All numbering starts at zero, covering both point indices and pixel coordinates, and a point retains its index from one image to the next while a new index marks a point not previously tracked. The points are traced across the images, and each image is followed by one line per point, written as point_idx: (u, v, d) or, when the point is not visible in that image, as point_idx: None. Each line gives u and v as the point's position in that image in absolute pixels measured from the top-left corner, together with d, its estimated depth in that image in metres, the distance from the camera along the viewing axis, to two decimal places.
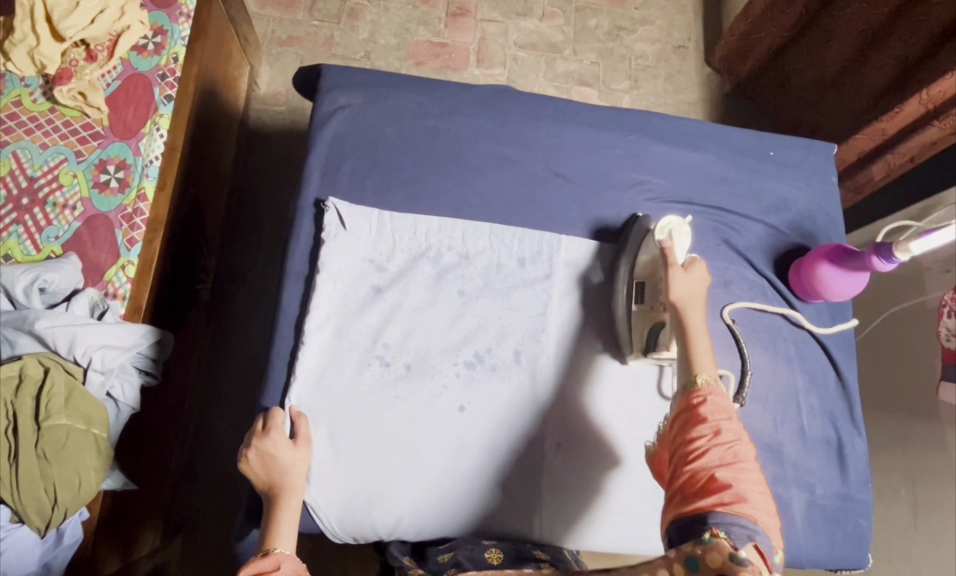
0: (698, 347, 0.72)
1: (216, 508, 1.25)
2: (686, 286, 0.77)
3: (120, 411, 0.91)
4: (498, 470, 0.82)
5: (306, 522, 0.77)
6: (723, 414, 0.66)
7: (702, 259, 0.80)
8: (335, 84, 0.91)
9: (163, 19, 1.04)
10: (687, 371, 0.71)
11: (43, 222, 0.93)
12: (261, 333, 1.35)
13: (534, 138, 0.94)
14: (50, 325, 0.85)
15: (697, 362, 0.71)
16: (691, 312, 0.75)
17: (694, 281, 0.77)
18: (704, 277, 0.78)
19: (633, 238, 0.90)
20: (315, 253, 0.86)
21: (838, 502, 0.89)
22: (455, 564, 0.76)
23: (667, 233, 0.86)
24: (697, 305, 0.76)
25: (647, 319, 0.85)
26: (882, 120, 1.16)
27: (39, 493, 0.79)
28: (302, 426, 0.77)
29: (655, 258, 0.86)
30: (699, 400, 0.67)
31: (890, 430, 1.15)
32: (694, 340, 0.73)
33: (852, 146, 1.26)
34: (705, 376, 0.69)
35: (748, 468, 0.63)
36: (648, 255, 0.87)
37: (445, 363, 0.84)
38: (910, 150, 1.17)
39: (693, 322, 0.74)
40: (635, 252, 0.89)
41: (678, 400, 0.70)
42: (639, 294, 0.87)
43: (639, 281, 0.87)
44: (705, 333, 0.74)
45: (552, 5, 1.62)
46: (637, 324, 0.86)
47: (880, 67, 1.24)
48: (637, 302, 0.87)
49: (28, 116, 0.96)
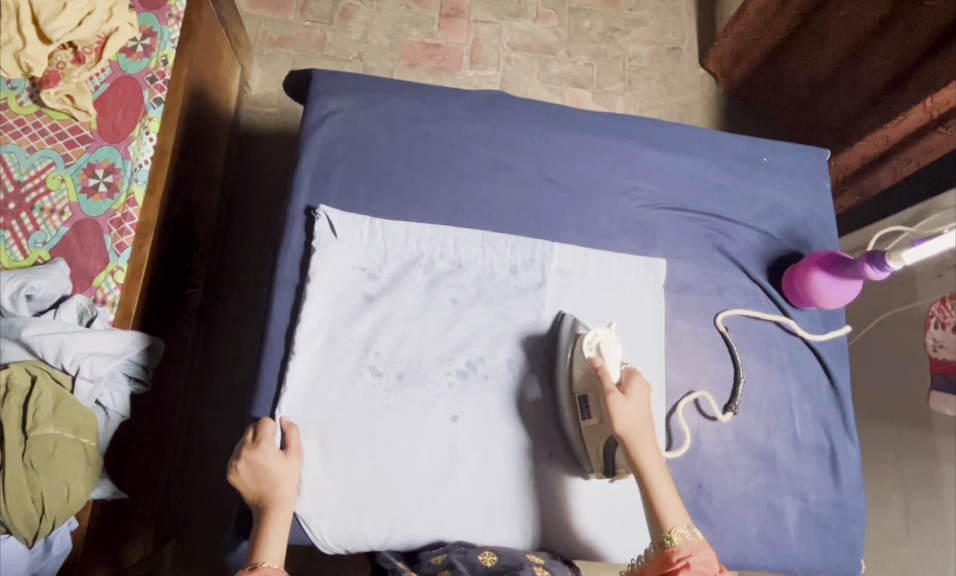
0: (662, 497, 0.73)
1: (208, 516, 1.24)
2: (631, 416, 0.76)
3: (109, 419, 0.91)
4: (491, 480, 0.82)
5: (296, 533, 0.77)
6: (705, 573, 0.67)
7: (639, 374, 0.80)
8: (325, 89, 0.90)
9: (152, 21, 1.02)
10: (660, 528, 0.71)
11: (30, 227, 0.92)
12: (253, 337, 1.34)
13: (528, 144, 0.94)
14: (37, 333, 0.85)
15: (667, 516, 0.71)
16: (640, 448, 0.75)
17: (636, 405, 0.76)
18: (643, 393, 0.78)
19: (564, 344, 0.84)
20: (306, 260, 0.85)
21: (831, 509, 0.89)
22: (448, 566, 0.72)
23: (596, 348, 0.81)
24: (644, 436, 0.75)
25: (599, 436, 0.80)
26: (887, 127, 1.17)
27: (25, 504, 0.78)
28: (293, 437, 0.76)
29: (590, 372, 0.80)
30: (679, 564, 0.67)
31: (882, 434, 1.15)
32: (656, 490, 0.73)
33: (855, 153, 1.27)
34: (678, 533, 0.70)
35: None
36: (581, 370, 0.81)
37: (437, 372, 0.83)
38: (916, 155, 1.17)
39: (648, 463, 0.74)
40: (568, 364, 0.83)
41: (655, 560, 0.69)
42: (583, 409, 0.81)
43: (580, 395, 0.81)
44: (660, 473, 0.74)
45: (546, 6, 1.61)
46: (589, 445, 0.81)
47: (874, 68, 1.25)
48: (582, 417, 0.81)
49: (14, 119, 0.94)
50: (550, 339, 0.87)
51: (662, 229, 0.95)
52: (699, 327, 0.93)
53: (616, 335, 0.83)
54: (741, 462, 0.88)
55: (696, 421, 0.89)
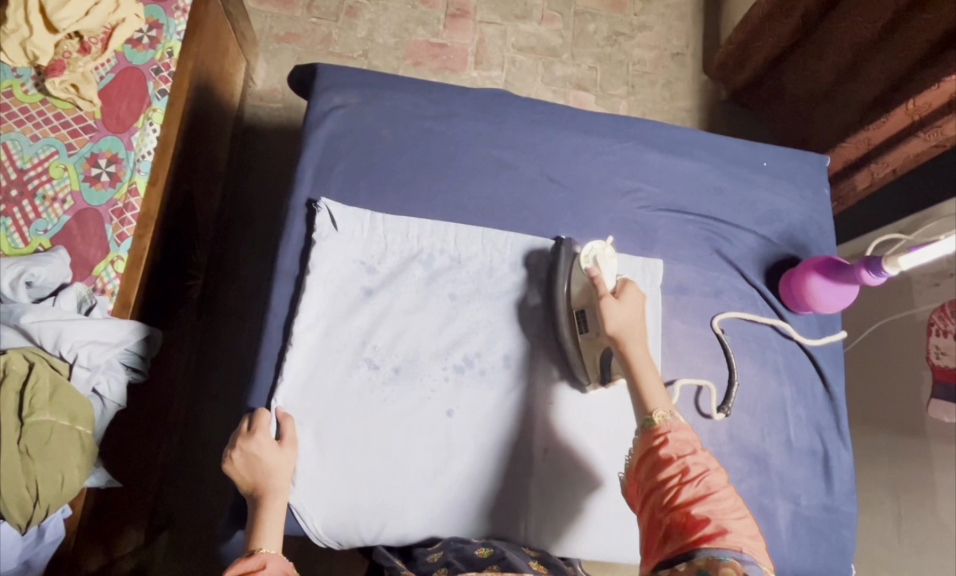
0: (649, 381, 0.72)
1: (201, 507, 1.24)
2: (623, 315, 0.76)
3: (106, 408, 0.91)
4: (484, 479, 0.82)
5: (290, 525, 0.77)
6: (688, 448, 0.66)
7: (634, 283, 0.81)
8: (330, 84, 0.90)
9: (159, 13, 1.03)
10: (643, 410, 0.70)
11: (31, 215, 0.92)
12: (252, 330, 1.34)
13: (530, 143, 0.94)
14: (36, 320, 0.85)
15: (650, 400, 0.70)
16: (631, 342, 0.75)
17: (629, 308, 0.77)
18: (637, 300, 0.79)
19: (563, 263, 0.87)
20: (307, 253, 0.85)
21: (822, 513, 0.89)
22: (446, 563, 0.71)
23: (593, 261, 0.84)
24: (635, 333, 0.76)
25: (595, 347, 0.83)
26: (869, 129, 1.17)
27: (20, 492, 0.78)
28: (288, 428, 0.76)
29: (588, 285, 0.84)
30: (660, 440, 0.66)
31: (876, 441, 1.15)
32: (643, 375, 0.72)
33: (838, 155, 1.27)
34: (660, 413, 0.68)
35: (721, 497, 0.62)
36: (579, 286, 0.85)
37: (433, 366, 0.84)
38: (893, 160, 1.17)
39: (635, 354, 0.74)
40: (567, 282, 0.87)
41: (641, 442, 0.68)
42: (581, 323, 0.84)
43: (578, 309, 0.85)
44: (647, 361, 0.74)
45: (551, 8, 1.62)
46: (585, 355, 0.84)
47: (870, 81, 1.26)
48: (580, 332, 0.84)
49: (18, 107, 0.95)
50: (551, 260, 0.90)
51: (662, 231, 0.96)
52: (696, 329, 0.93)
53: (612, 250, 0.86)
54: (735, 464, 0.89)
55: (691, 422, 0.89)
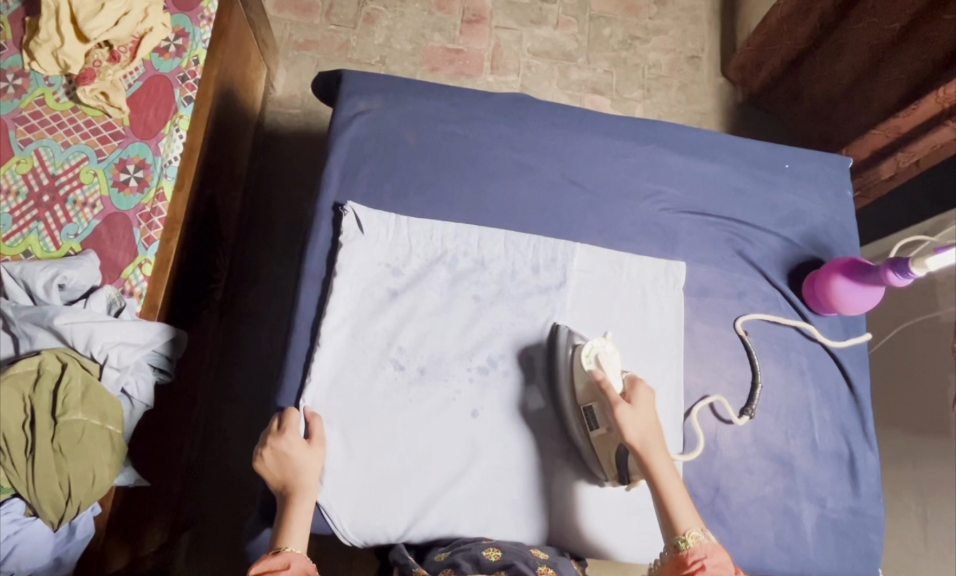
0: (676, 501, 0.72)
1: (225, 506, 1.26)
2: (639, 424, 0.76)
3: (134, 408, 0.92)
4: (505, 476, 0.83)
5: (317, 523, 0.78)
6: (723, 573, 0.66)
7: (643, 381, 0.81)
8: (355, 89, 0.92)
9: (185, 22, 1.05)
10: (673, 530, 0.70)
11: (63, 219, 0.94)
12: (274, 331, 1.36)
13: (551, 145, 0.95)
14: (69, 321, 0.87)
15: (679, 519, 0.71)
16: (654, 454, 0.75)
17: (641, 412, 0.77)
18: (649, 399, 0.79)
19: (563, 358, 0.85)
20: (333, 256, 0.87)
21: (849, 517, 0.89)
22: (451, 564, 0.72)
23: (595, 360, 0.82)
24: (656, 441, 0.76)
25: (609, 444, 0.80)
26: (899, 116, 1.14)
27: (54, 489, 0.81)
28: (316, 427, 0.77)
29: (593, 384, 0.81)
30: (695, 565, 0.66)
31: (902, 445, 1.14)
32: (668, 492, 0.73)
33: (865, 143, 1.25)
34: (692, 536, 0.69)
35: None
36: (582, 383, 0.82)
37: (459, 368, 0.85)
38: (919, 150, 1.15)
39: (658, 466, 0.75)
40: (569, 381, 0.84)
41: (671, 565, 0.68)
42: (590, 420, 0.81)
43: (584, 406, 0.82)
44: (670, 474, 0.74)
45: (567, 13, 1.63)
46: (599, 453, 0.81)
47: (891, 82, 1.25)
48: (590, 429, 0.82)
49: (50, 114, 0.97)
50: (549, 349, 0.87)
51: (683, 233, 0.96)
52: (719, 330, 0.93)
53: (612, 345, 0.84)
54: (760, 466, 0.88)
55: (714, 424, 0.89)
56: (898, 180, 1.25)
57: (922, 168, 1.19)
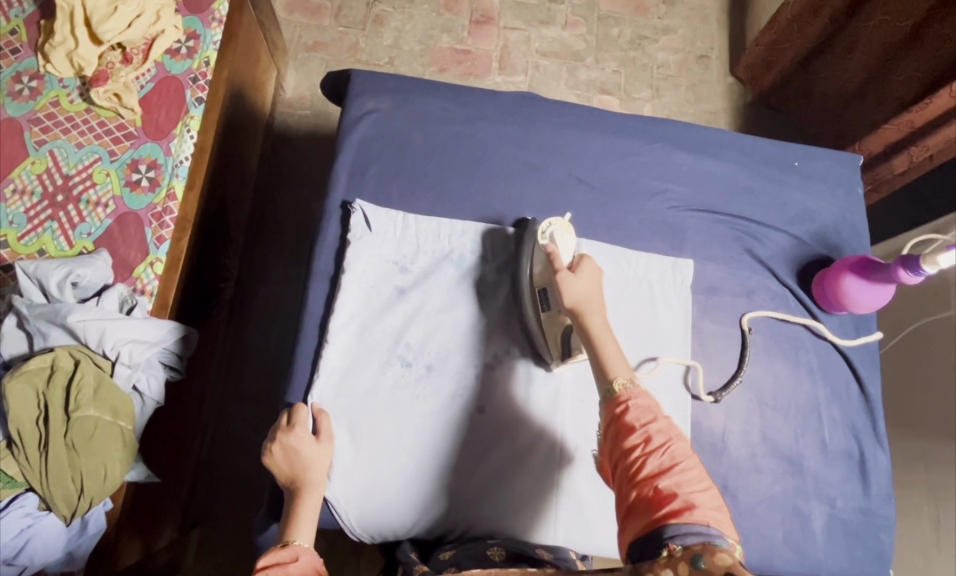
0: (607, 349, 0.71)
1: (235, 502, 1.27)
2: (579, 289, 0.76)
3: (145, 405, 0.93)
4: (511, 475, 0.82)
5: (325, 519, 0.78)
6: (649, 413, 0.65)
7: (591, 258, 0.82)
8: (363, 89, 0.93)
9: (196, 24, 1.07)
10: (604, 377, 0.69)
11: (76, 219, 0.96)
12: (283, 329, 1.37)
13: (558, 144, 0.95)
14: (81, 319, 0.88)
15: (610, 367, 0.69)
16: (590, 314, 0.74)
17: (585, 281, 0.77)
18: (594, 274, 0.79)
19: (522, 242, 0.88)
20: (341, 254, 0.87)
21: (859, 517, 0.88)
22: (455, 564, 0.73)
23: (550, 237, 0.86)
24: (594, 305, 0.75)
25: (557, 324, 0.82)
26: (912, 110, 1.14)
27: (66, 484, 0.82)
28: (324, 423, 0.78)
29: (547, 263, 0.83)
30: (622, 407, 0.66)
31: (914, 447, 1.13)
32: (602, 344, 0.71)
33: (879, 136, 1.23)
34: (620, 380, 0.67)
35: (686, 467, 0.61)
36: (540, 264, 0.84)
37: (465, 362, 0.85)
38: (933, 144, 1.14)
39: (594, 323, 0.73)
40: (528, 262, 0.86)
41: (604, 412, 0.67)
42: (543, 301, 0.83)
43: (540, 288, 0.84)
44: (606, 330, 0.73)
45: (575, 13, 1.63)
46: (547, 332, 0.83)
47: (904, 79, 1.23)
48: (542, 310, 0.83)
49: (64, 116, 0.99)
50: (512, 245, 0.89)
51: (691, 231, 0.96)
52: (727, 329, 0.93)
53: (569, 228, 0.87)
54: (768, 464, 0.88)
55: (722, 422, 0.89)
56: (911, 175, 1.23)
57: (935, 162, 1.17)
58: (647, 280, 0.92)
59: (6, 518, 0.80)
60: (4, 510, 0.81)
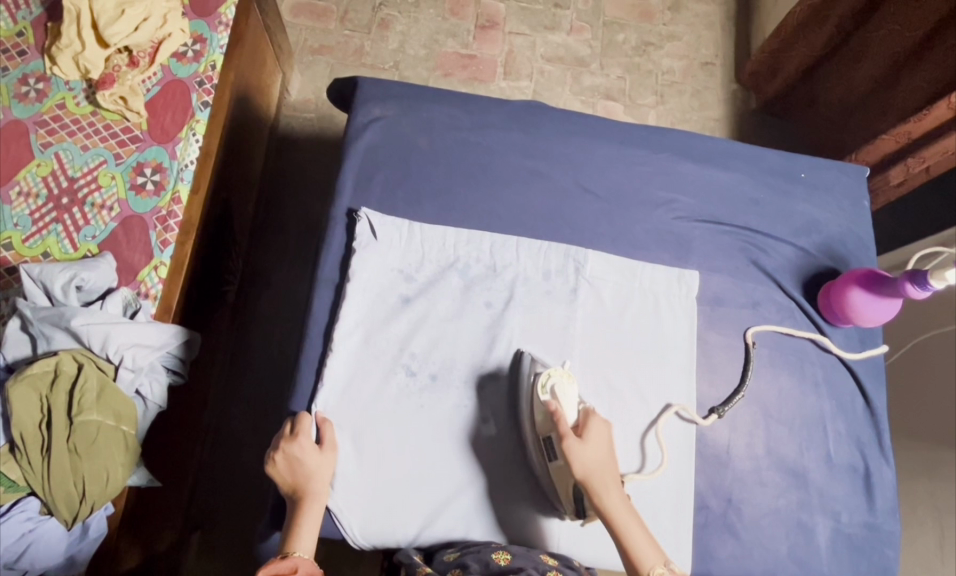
0: (632, 536, 0.72)
1: (236, 507, 1.26)
2: (592, 459, 0.75)
3: (148, 409, 0.93)
4: (516, 498, 0.82)
5: (328, 527, 0.78)
6: None
7: (595, 412, 0.79)
8: (370, 96, 0.93)
9: (203, 28, 1.06)
10: (639, 573, 0.71)
11: (81, 222, 0.96)
12: (285, 334, 1.36)
13: (565, 153, 0.95)
14: (85, 323, 0.88)
15: (643, 560, 0.71)
16: (604, 491, 0.74)
17: (595, 448, 0.76)
18: (602, 436, 0.77)
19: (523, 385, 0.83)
20: (346, 261, 0.87)
21: (864, 531, 0.87)
22: (460, 565, 0.72)
23: (551, 391, 0.79)
24: (606, 476, 0.75)
25: (566, 476, 0.78)
26: (909, 121, 1.14)
27: (68, 488, 0.82)
28: (328, 432, 0.78)
29: (548, 416, 0.79)
30: None
31: (918, 459, 1.12)
32: (624, 530, 0.72)
33: (876, 147, 1.24)
34: (658, 574, 0.70)
35: None
36: (540, 415, 0.79)
37: (468, 375, 0.85)
38: (929, 157, 1.15)
39: (611, 504, 0.74)
40: (529, 407, 0.81)
41: None
42: (549, 451, 0.79)
43: (544, 438, 0.79)
44: (626, 510, 0.74)
45: (580, 19, 1.63)
46: (558, 484, 0.79)
47: (910, 91, 1.22)
48: (549, 460, 0.79)
49: (70, 118, 0.99)
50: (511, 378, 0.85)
51: (697, 241, 0.95)
52: (732, 340, 0.93)
53: (571, 376, 0.81)
54: (773, 478, 0.87)
55: (727, 435, 0.88)
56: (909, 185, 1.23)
57: (932, 174, 1.18)
58: (651, 291, 0.91)
59: (7, 523, 0.80)
60: (5, 515, 0.81)
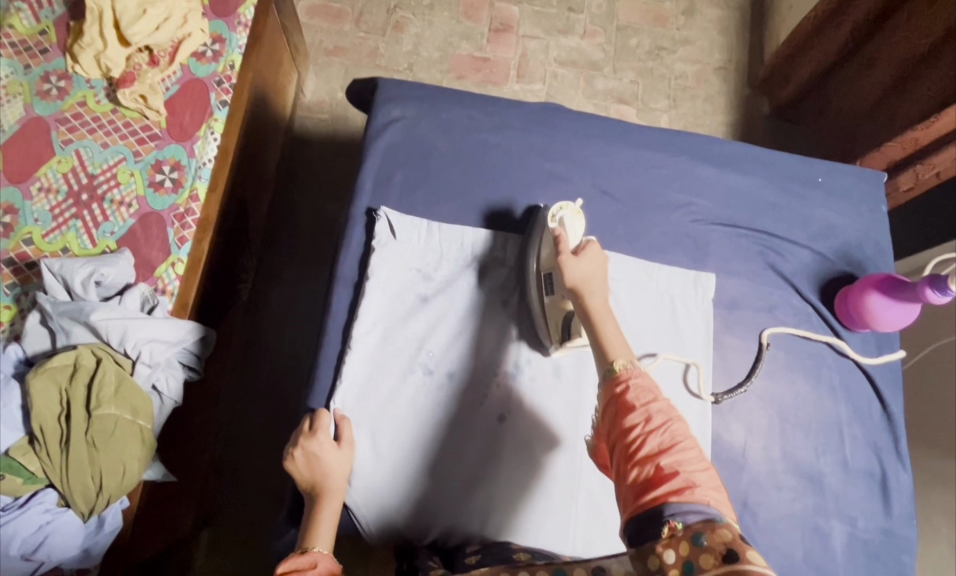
0: (609, 330, 0.68)
1: (248, 504, 1.27)
2: (581, 270, 0.74)
3: (164, 404, 0.94)
4: (532, 496, 0.82)
5: (344, 524, 0.79)
6: (649, 393, 0.61)
7: (596, 241, 0.79)
8: (389, 96, 0.94)
9: (222, 28, 1.08)
10: (603, 359, 0.66)
11: (100, 218, 0.97)
12: (298, 332, 1.37)
13: (583, 155, 0.96)
14: (104, 318, 0.88)
15: (611, 348, 0.66)
16: (590, 293, 0.72)
17: (589, 262, 0.76)
18: (598, 256, 0.76)
19: (536, 229, 0.87)
20: (365, 260, 0.88)
21: (880, 537, 0.87)
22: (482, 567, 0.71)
23: (560, 221, 0.86)
24: (597, 284, 0.73)
25: (558, 310, 0.82)
26: (918, 129, 1.16)
27: (86, 480, 0.83)
28: (345, 429, 0.78)
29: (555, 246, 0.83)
30: (622, 387, 0.62)
31: (934, 467, 1.12)
32: (601, 325, 0.68)
33: (883, 154, 1.25)
34: (622, 361, 0.64)
35: (687, 447, 0.58)
36: (548, 248, 0.84)
37: (485, 370, 0.85)
38: (940, 163, 1.15)
39: (594, 301, 0.71)
40: (539, 245, 0.86)
41: (603, 391, 0.64)
42: (547, 284, 0.83)
43: (546, 271, 0.84)
44: (607, 311, 0.71)
45: (594, 23, 1.64)
46: (549, 316, 0.83)
47: (916, 100, 1.22)
48: (546, 294, 0.83)
49: (91, 116, 1.00)
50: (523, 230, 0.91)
51: (714, 245, 0.95)
52: (749, 343, 0.93)
53: (579, 213, 0.87)
54: (789, 482, 0.87)
55: (742, 439, 0.88)
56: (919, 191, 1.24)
57: (942, 180, 1.18)
58: (668, 293, 0.92)
59: (26, 513, 0.82)
60: (24, 506, 0.82)
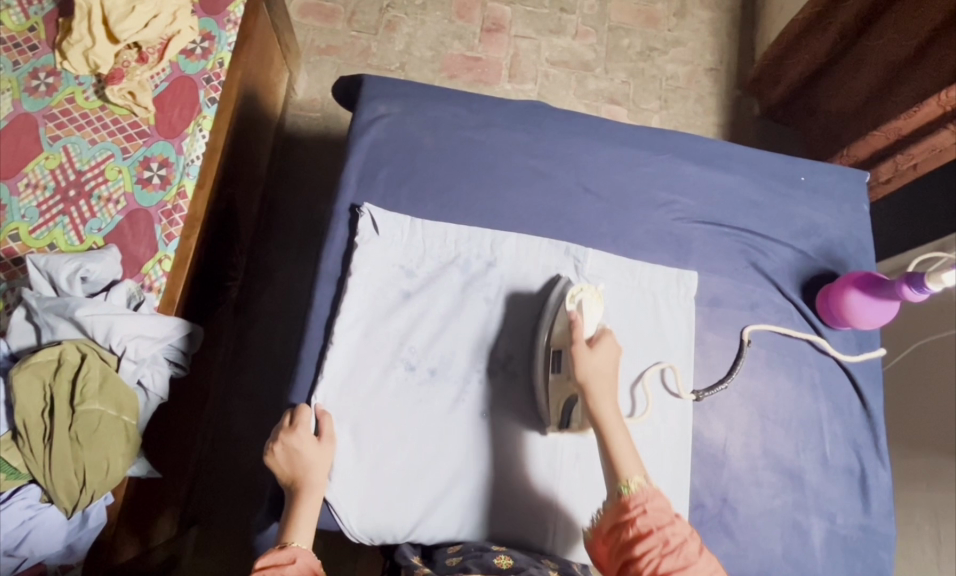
0: (621, 450, 0.74)
1: (235, 500, 1.27)
2: (595, 367, 0.77)
3: (149, 400, 0.94)
4: (512, 491, 0.83)
5: (324, 519, 0.79)
6: (662, 517, 0.68)
7: (611, 332, 0.81)
8: (376, 94, 0.94)
9: (211, 25, 1.08)
10: (617, 478, 0.72)
11: (87, 214, 0.97)
12: (287, 329, 1.37)
13: (567, 153, 0.96)
14: (90, 313, 0.88)
15: (622, 466, 0.73)
16: (600, 400, 0.76)
17: (602, 359, 0.78)
18: (613, 349, 0.80)
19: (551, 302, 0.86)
20: (348, 256, 0.88)
21: (859, 534, 0.88)
22: (463, 569, 0.71)
23: (578, 303, 0.83)
24: (606, 387, 0.77)
25: (563, 390, 0.81)
26: (900, 118, 1.15)
27: (69, 476, 0.83)
28: (326, 424, 0.78)
29: (567, 326, 0.82)
30: (636, 510, 0.69)
31: (916, 464, 1.12)
32: (612, 440, 0.74)
33: (868, 143, 1.25)
34: (634, 481, 0.71)
35: (698, 566, 0.65)
36: (560, 327, 0.83)
37: (468, 370, 0.86)
38: (918, 154, 1.16)
39: (605, 414, 0.76)
40: (551, 321, 0.85)
41: (612, 511, 0.71)
42: (555, 362, 0.82)
43: (555, 349, 0.82)
44: (617, 424, 0.76)
45: (586, 24, 1.65)
46: (552, 394, 0.82)
47: (899, 101, 1.22)
48: (552, 370, 0.82)
49: (79, 112, 1.00)
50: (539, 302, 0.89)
51: (697, 243, 0.96)
52: (730, 340, 0.93)
53: (600, 297, 0.85)
54: (769, 478, 0.88)
55: (723, 436, 0.89)
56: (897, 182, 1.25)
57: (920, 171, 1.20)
58: (650, 290, 0.92)
59: (8, 510, 0.81)
60: (5, 503, 0.82)
